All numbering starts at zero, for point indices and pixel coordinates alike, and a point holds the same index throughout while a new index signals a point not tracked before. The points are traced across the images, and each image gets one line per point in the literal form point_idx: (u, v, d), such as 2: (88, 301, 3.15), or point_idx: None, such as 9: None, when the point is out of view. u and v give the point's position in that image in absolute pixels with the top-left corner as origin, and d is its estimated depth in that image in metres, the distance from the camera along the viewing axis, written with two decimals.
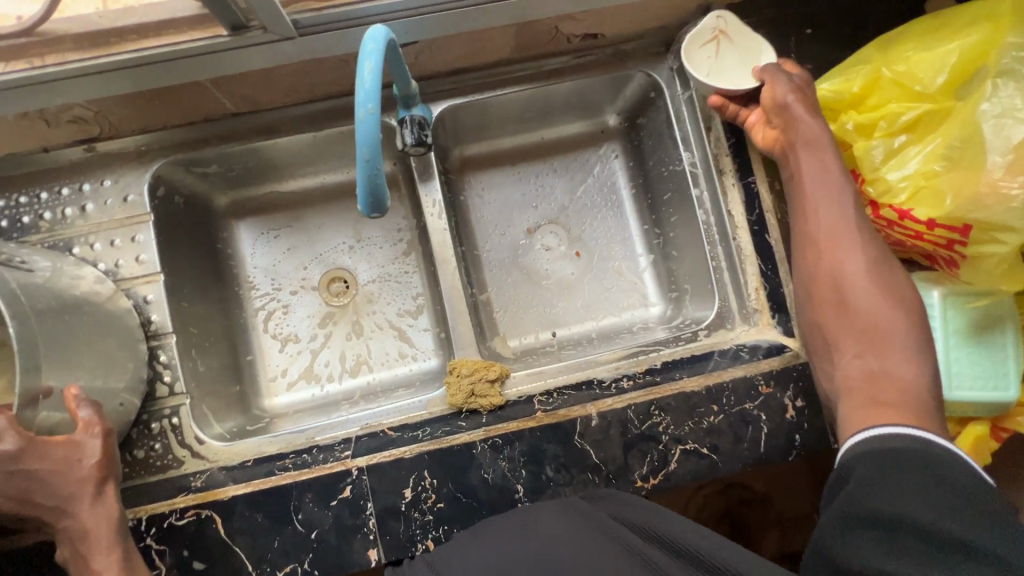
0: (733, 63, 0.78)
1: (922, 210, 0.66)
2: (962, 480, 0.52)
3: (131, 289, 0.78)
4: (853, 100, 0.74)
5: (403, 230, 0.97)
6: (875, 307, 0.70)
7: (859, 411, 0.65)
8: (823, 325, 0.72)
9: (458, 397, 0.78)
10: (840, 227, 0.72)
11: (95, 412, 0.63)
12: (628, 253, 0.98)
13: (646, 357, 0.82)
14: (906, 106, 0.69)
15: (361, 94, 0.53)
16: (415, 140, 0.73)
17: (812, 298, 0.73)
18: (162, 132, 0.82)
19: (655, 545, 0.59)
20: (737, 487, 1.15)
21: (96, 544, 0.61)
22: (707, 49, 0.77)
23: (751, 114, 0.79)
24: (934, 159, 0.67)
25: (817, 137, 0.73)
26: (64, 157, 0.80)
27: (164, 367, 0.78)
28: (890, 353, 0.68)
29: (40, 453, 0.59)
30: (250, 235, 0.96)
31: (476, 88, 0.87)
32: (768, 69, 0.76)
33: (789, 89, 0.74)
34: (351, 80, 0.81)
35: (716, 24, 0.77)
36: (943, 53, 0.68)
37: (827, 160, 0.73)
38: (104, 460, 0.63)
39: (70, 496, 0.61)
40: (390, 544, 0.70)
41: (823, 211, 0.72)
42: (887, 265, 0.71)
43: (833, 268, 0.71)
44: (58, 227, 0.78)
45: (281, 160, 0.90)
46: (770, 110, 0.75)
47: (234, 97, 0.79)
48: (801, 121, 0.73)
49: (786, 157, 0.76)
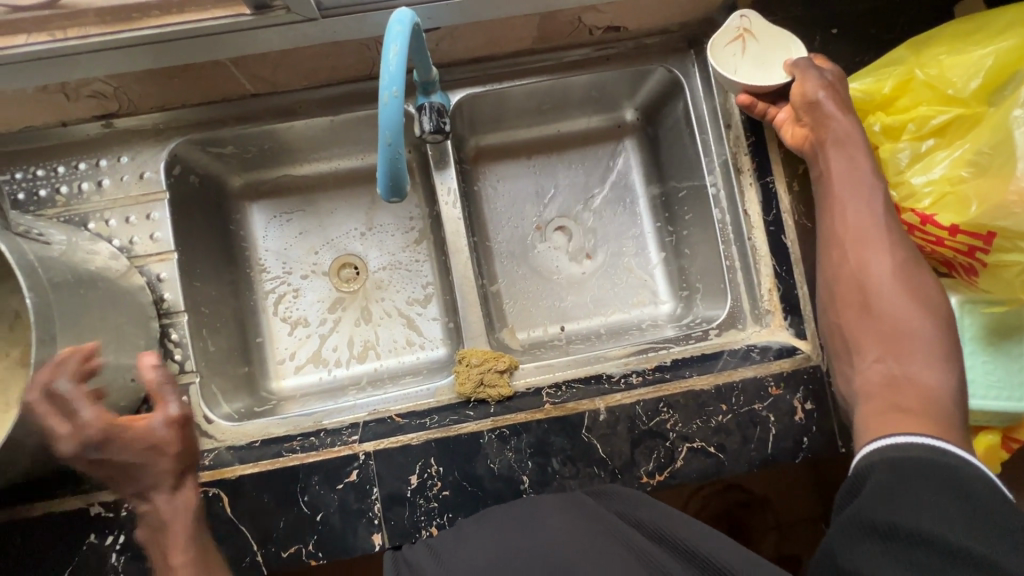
0: (761, 61, 0.77)
1: (945, 216, 0.66)
2: (977, 492, 0.51)
3: (145, 266, 0.78)
4: (882, 101, 0.73)
5: (415, 218, 0.97)
6: (900, 311, 0.68)
7: (875, 417, 0.63)
8: (844, 326, 0.71)
9: (466, 386, 0.78)
10: (868, 227, 0.70)
11: (179, 403, 0.62)
12: (640, 250, 0.98)
13: (656, 354, 0.82)
14: (936, 110, 0.68)
15: (385, 79, 0.52)
16: (434, 127, 0.72)
17: (835, 299, 0.72)
18: (180, 111, 0.81)
19: (662, 546, 0.57)
20: (737, 489, 1.15)
21: (175, 538, 0.61)
22: (733, 47, 0.77)
23: (780, 113, 0.78)
24: (961, 164, 0.66)
25: (848, 136, 0.71)
26: (81, 132, 0.80)
27: (175, 345, 0.78)
28: (913, 359, 0.66)
29: (121, 444, 0.58)
30: (262, 217, 0.96)
31: (495, 77, 0.86)
32: (800, 65, 0.74)
33: (821, 86, 0.72)
34: (370, 65, 0.80)
35: (740, 23, 0.76)
36: (979, 57, 0.66)
37: (858, 159, 0.71)
38: (184, 452, 0.62)
39: (152, 486, 0.61)
40: (394, 529, 0.70)
41: (851, 211, 0.71)
42: (916, 268, 0.69)
43: (858, 269, 0.70)
44: (74, 202, 0.78)
45: (295, 144, 0.90)
46: (800, 107, 0.73)
47: (253, 78, 0.78)
48: (833, 120, 0.71)
49: (815, 155, 0.74)
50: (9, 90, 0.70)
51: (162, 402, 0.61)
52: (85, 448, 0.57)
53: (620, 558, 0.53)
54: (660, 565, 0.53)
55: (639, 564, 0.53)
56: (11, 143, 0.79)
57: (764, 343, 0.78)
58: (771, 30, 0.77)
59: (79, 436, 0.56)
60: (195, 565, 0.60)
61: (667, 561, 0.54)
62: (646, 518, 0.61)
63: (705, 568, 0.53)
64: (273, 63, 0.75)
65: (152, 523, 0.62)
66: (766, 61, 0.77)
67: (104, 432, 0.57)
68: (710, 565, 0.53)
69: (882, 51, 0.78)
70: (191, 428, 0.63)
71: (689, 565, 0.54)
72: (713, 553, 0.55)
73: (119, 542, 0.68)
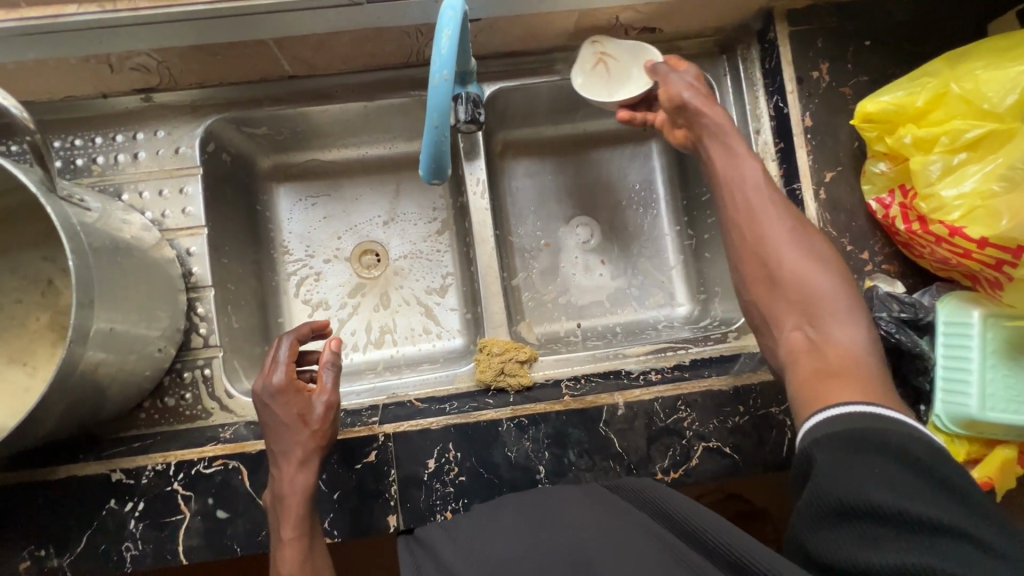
0: (629, 71, 0.84)
1: (975, 228, 0.65)
2: (922, 452, 0.50)
3: (175, 239, 0.80)
4: (914, 114, 0.71)
5: (438, 208, 0.98)
6: (803, 276, 0.68)
7: (808, 384, 0.61)
8: (759, 303, 0.71)
9: (487, 374, 0.80)
10: (761, 203, 0.72)
11: (335, 384, 0.70)
12: (658, 251, 0.99)
13: (674, 353, 0.83)
14: (970, 124, 0.67)
15: (436, 62, 0.54)
16: (468, 118, 0.73)
17: (745, 279, 0.73)
18: (218, 89, 0.83)
19: (690, 542, 0.53)
20: (737, 499, 1.15)
21: (287, 513, 0.64)
22: (597, 73, 0.83)
23: (657, 117, 0.85)
24: (993, 178, 0.65)
25: (720, 127, 0.77)
26: (121, 105, 0.81)
27: (201, 319, 0.80)
28: (829, 320, 0.65)
29: (284, 399, 0.68)
30: (288, 201, 0.97)
31: (531, 72, 0.87)
32: (660, 70, 0.81)
33: (683, 88, 0.79)
34: (410, 53, 0.81)
35: (595, 50, 0.82)
36: (1015, 73, 0.65)
37: (734, 146, 0.76)
38: (321, 427, 0.68)
39: (284, 453, 0.66)
40: (409, 511, 0.71)
41: (740, 190, 0.74)
42: (806, 234, 0.71)
43: (757, 245, 0.72)
44: (110, 172, 0.80)
45: (325, 128, 0.92)
46: (673, 110, 0.80)
47: (294, 61, 0.79)
48: (702, 116, 0.77)
49: (698, 149, 0.80)
50: (54, 58, 0.70)
51: (322, 378, 0.70)
52: (264, 390, 0.68)
53: (654, 560, 0.50)
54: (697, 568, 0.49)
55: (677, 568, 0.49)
56: (50, 111, 0.80)
57: None
58: (624, 43, 0.83)
59: (268, 379, 0.68)
60: (300, 543, 0.63)
61: (702, 563, 0.49)
62: (675, 508, 0.57)
63: (714, 552, 0.50)
64: (315, 46, 0.76)
65: (276, 491, 0.66)
66: (633, 74, 0.83)
67: (286, 384, 0.68)
68: (691, 530, 0.54)
69: (913, 66, 0.79)
70: (333, 412, 0.69)
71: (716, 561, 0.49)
72: (675, 507, 0.57)
73: (139, 509, 0.69)
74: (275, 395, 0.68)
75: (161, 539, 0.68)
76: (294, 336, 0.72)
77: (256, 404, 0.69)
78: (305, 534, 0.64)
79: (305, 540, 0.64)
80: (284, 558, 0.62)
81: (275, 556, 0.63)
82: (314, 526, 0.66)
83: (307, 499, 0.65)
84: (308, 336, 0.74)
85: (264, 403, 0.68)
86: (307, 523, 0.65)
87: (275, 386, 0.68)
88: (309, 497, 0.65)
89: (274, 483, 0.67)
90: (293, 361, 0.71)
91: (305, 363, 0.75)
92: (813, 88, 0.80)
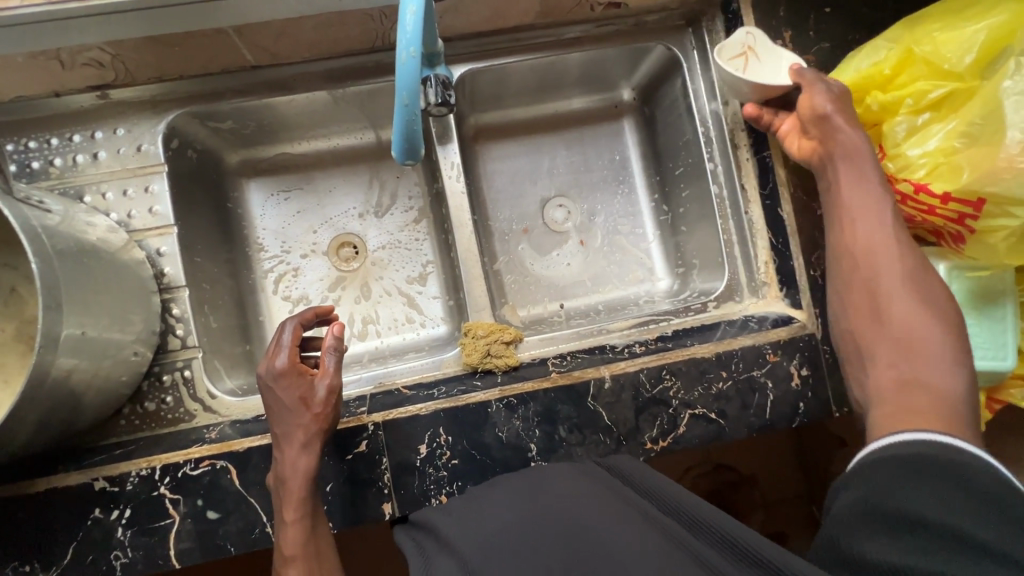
0: (767, 72, 0.78)
1: (938, 184, 0.68)
2: (976, 478, 0.49)
3: (143, 240, 0.78)
4: (879, 78, 0.74)
5: (415, 196, 0.97)
6: (912, 316, 0.68)
7: (889, 418, 0.62)
8: (857, 335, 0.72)
9: (473, 357, 0.80)
10: (880, 241, 0.71)
11: (337, 368, 0.70)
12: (636, 228, 1.00)
13: (657, 326, 0.84)
14: (933, 84, 0.69)
15: (402, 39, 0.52)
16: (439, 100, 0.70)
17: (849, 309, 0.73)
18: (178, 83, 0.80)
19: (699, 534, 0.50)
20: (725, 469, 1.18)
21: (289, 496, 0.65)
22: (735, 62, 0.77)
23: (785, 124, 0.80)
24: (955, 135, 0.67)
25: (855, 146, 0.72)
26: (75, 103, 0.78)
27: (177, 321, 0.78)
28: (925, 365, 0.65)
29: (287, 383, 0.68)
30: (261, 196, 0.95)
31: (499, 52, 0.86)
32: (806, 76, 0.75)
33: (827, 98, 0.73)
34: (375, 37, 0.80)
35: (744, 40, 0.77)
36: (971, 32, 0.67)
37: (868, 171, 0.72)
38: (325, 409, 0.68)
39: (286, 436, 0.67)
40: (404, 498, 0.71)
41: (862, 222, 0.72)
42: (926, 276, 0.69)
43: (871, 279, 0.71)
44: (69, 174, 0.77)
45: (292, 120, 0.90)
46: (808, 120, 0.75)
47: (255, 49, 0.77)
48: (839, 132, 0.72)
49: (823, 166, 0.76)
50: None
51: (324, 362, 0.70)
52: (267, 374, 0.69)
53: (663, 548, 0.48)
54: (683, 540, 0.49)
55: (684, 555, 0.47)
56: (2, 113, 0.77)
57: (761, 313, 0.81)
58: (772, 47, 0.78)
59: (271, 362, 0.69)
60: (302, 524, 0.64)
61: (699, 545, 0.49)
62: (684, 503, 0.55)
63: (684, 518, 0.53)
64: (276, 33, 0.74)
65: (278, 473, 0.66)
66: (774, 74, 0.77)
67: (289, 366, 0.69)
68: (666, 502, 0.56)
69: (870, 31, 0.81)
70: (335, 396, 0.69)
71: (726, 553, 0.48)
72: (652, 483, 0.60)
73: (126, 516, 0.68)
74: (278, 378, 0.69)
75: (151, 545, 0.67)
76: (298, 321, 0.73)
77: (260, 387, 0.70)
78: (307, 514, 0.65)
79: (307, 521, 0.65)
80: (288, 539, 0.64)
81: (279, 538, 0.65)
82: (317, 506, 0.67)
83: (309, 483, 0.66)
84: (311, 322, 0.75)
85: (267, 386, 0.69)
86: (310, 504, 0.66)
87: (277, 369, 0.69)
88: (310, 479, 0.66)
89: (276, 466, 0.67)
90: (297, 346, 0.72)
91: (308, 349, 0.76)
92: None
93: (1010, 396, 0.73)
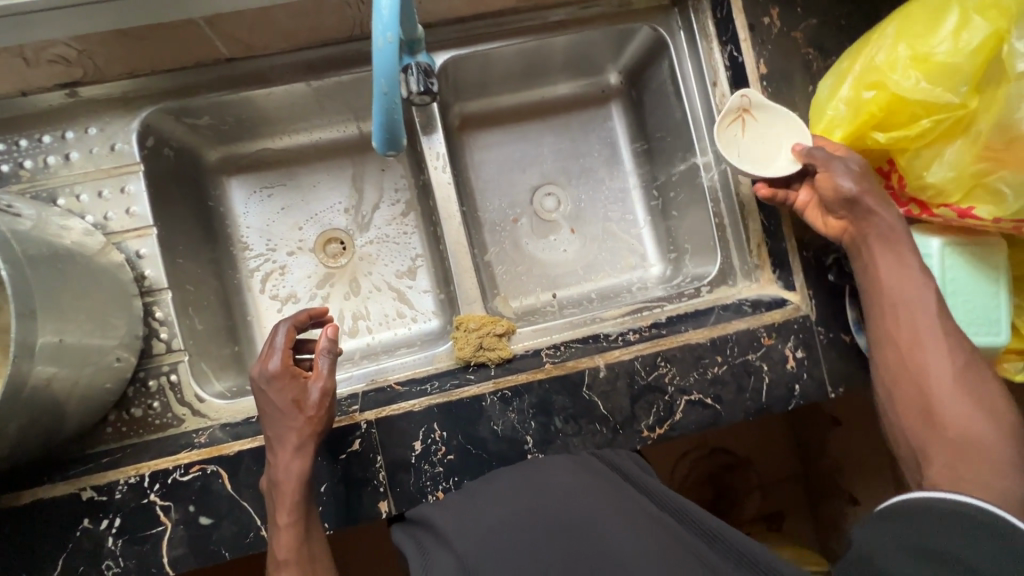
0: (763, 140, 0.76)
1: (983, 209, 0.67)
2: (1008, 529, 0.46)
3: (122, 242, 0.75)
4: (878, 115, 0.70)
5: (401, 188, 0.95)
6: (967, 416, 0.59)
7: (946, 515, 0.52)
8: (907, 434, 0.63)
9: (466, 350, 0.79)
10: (924, 329, 0.64)
11: (330, 370, 0.69)
12: (627, 215, 0.99)
13: (650, 313, 0.83)
14: (937, 119, 0.66)
15: (379, 24, 0.50)
16: (422, 88, 0.68)
17: (895, 403, 0.65)
18: (150, 78, 0.77)
19: (716, 550, 0.52)
20: (722, 452, 1.18)
21: (283, 499, 0.64)
22: (729, 128, 0.76)
23: (801, 195, 0.75)
24: (976, 160, 0.66)
25: (891, 229, 0.67)
26: (43, 103, 0.75)
27: (160, 324, 0.76)
28: (986, 472, 0.56)
29: (280, 385, 0.67)
30: (243, 193, 0.93)
31: (482, 37, 0.84)
32: (818, 156, 0.70)
33: (850, 178, 0.68)
34: (353, 25, 0.77)
35: (740, 104, 0.75)
36: (956, 60, 0.65)
37: (905, 254, 0.67)
38: (319, 411, 0.67)
39: (279, 438, 0.65)
40: (400, 496, 0.70)
41: (903, 307, 0.65)
42: (981, 373, 0.62)
43: (915, 372, 0.63)
44: (41, 176, 0.74)
45: (272, 114, 0.87)
46: (835, 203, 0.70)
47: (228, 40, 0.74)
48: (871, 214, 0.68)
49: (856, 247, 0.70)
50: None
51: (318, 364, 0.69)
52: (260, 376, 0.67)
53: (673, 555, 0.49)
54: (681, 538, 0.52)
55: (690, 558, 0.49)
56: None
57: (754, 296, 0.81)
58: (773, 111, 0.75)
59: (264, 365, 0.68)
60: (296, 528, 0.63)
61: (703, 550, 0.51)
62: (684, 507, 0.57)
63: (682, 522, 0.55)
64: (250, 23, 0.71)
65: (270, 478, 0.65)
66: (770, 143, 0.76)
67: (282, 367, 0.67)
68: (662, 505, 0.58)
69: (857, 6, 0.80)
70: (329, 398, 0.68)
71: (742, 571, 0.49)
72: (644, 480, 0.62)
73: (115, 525, 0.66)
74: (271, 380, 0.67)
75: (144, 553, 0.66)
76: (291, 322, 0.71)
77: (252, 389, 0.69)
78: (301, 518, 0.64)
79: (300, 525, 0.64)
80: (281, 541, 0.63)
81: (272, 539, 0.64)
82: (311, 508, 0.66)
83: (303, 486, 0.65)
84: (306, 323, 0.73)
85: (260, 388, 0.67)
86: (303, 507, 0.65)
87: (270, 371, 0.67)
88: (304, 483, 0.65)
89: (269, 469, 0.66)
90: (291, 346, 0.71)
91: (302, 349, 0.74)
92: (766, 34, 0.79)
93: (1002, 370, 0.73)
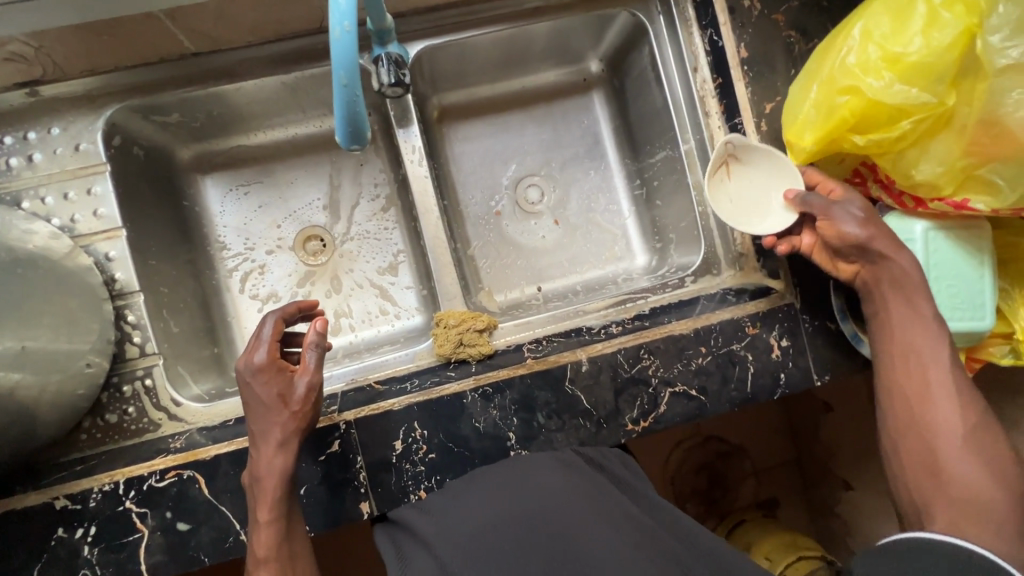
0: (751, 182, 0.76)
1: (978, 200, 0.66)
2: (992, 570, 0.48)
3: (91, 246, 0.74)
4: (854, 120, 0.67)
5: (380, 183, 0.93)
6: (973, 476, 0.57)
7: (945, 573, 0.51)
8: (911, 489, 0.61)
9: (446, 347, 0.78)
10: (935, 382, 0.62)
11: (318, 364, 0.68)
12: (611, 205, 0.97)
13: (634, 304, 0.82)
14: (918, 119, 0.64)
15: (335, 13, 0.48)
16: (393, 80, 0.67)
17: (901, 455, 0.63)
18: (113, 75, 0.75)
19: (681, 540, 0.53)
20: (715, 441, 1.17)
21: (264, 496, 0.63)
22: (718, 176, 0.76)
23: (804, 238, 0.74)
24: (962, 154, 0.65)
25: (902, 276, 0.65)
26: (2, 102, 0.72)
27: (133, 327, 0.74)
28: (987, 534, 0.53)
29: (265, 379, 0.66)
30: (218, 192, 0.91)
31: (456, 26, 0.82)
32: (815, 204, 0.70)
33: (855, 224, 0.67)
34: (321, 16, 0.75)
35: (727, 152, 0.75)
36: (930, 58, 0.63)
37: (920, 305, 0.65)
38: (305, 406, 0.66)
39: (262, 434, 0.64)
40: (382, 496, 0.69)
41: (917, 357, 0.64)
42: (993, 435, 0.59)
43: (923, 423, 0.62)
44: (4, 179, 0.72)
45: (244, 110, 0.85)
46: (848, 249, 0.68)
47: (192, 34, 0.72)
48: (878, 256, 0.66)
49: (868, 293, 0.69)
50: None
51: (305, 359, 0.68)
52: (245, 369, 0.66)
53: (641, 546, 0.50)
54: (649, 529, 0.52)
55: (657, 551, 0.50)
56: None
57: (738, 285, 0.80)
58: (757, 151, 0.75)
59: (250, 358, 0.66)
60: (276, 526, 0.62)
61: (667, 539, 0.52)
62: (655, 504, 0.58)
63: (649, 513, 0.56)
64: (213, 15, 0.69)
65: (252, 473, 0.64)
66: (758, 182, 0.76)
67: (269, 361, 0.66)
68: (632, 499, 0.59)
69: None
70: (315, 393, 0.67)
71: (706, 563, 0.50)
72: (618, 472, 0.63)
73: (91, 534, 0.65)
74: (256, 373, 0.66)
75: (121, 561, 0.65)
76: (279, 314, 0.70)
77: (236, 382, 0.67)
78: (283, 516, 0.63)
79: (281, 523, 0.63)
80: (261, 539, 0.62)
81: (252, 537, 0.63)
82: (293, 507, 0.65)
83: (285, 482, 0.63)
84: (295, 316, 0.72)
85: (245, 382, 0.66)
86: (285, 505, 0.63)
87: (256, 365, 0.66)
88: (287, 480, 0.64)
89: (251, 463, 0.64)
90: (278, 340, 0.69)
91: (289, 344, 0.72)
92: (745, 17, 0.78)
93: (988, 355, 0.73)
